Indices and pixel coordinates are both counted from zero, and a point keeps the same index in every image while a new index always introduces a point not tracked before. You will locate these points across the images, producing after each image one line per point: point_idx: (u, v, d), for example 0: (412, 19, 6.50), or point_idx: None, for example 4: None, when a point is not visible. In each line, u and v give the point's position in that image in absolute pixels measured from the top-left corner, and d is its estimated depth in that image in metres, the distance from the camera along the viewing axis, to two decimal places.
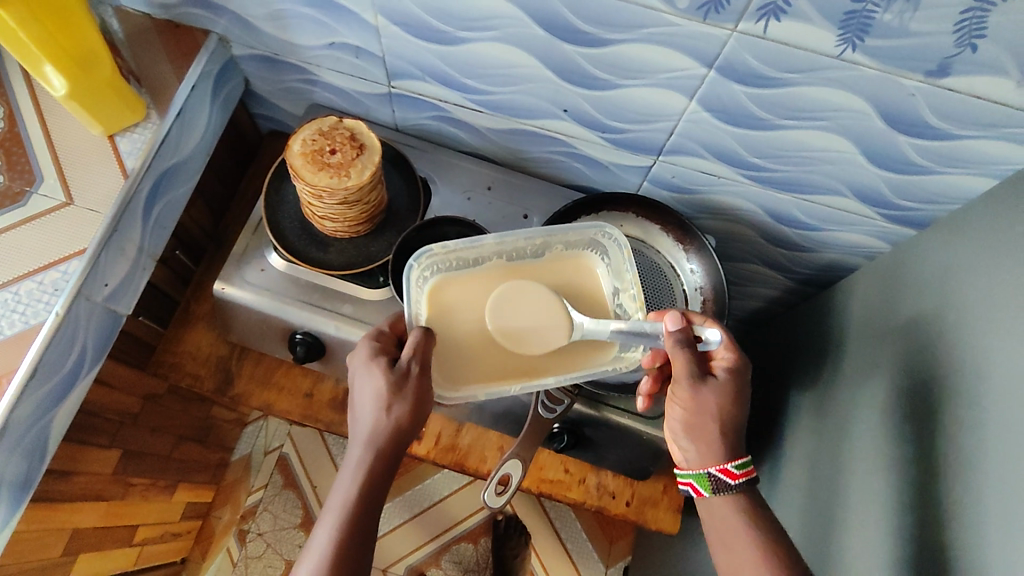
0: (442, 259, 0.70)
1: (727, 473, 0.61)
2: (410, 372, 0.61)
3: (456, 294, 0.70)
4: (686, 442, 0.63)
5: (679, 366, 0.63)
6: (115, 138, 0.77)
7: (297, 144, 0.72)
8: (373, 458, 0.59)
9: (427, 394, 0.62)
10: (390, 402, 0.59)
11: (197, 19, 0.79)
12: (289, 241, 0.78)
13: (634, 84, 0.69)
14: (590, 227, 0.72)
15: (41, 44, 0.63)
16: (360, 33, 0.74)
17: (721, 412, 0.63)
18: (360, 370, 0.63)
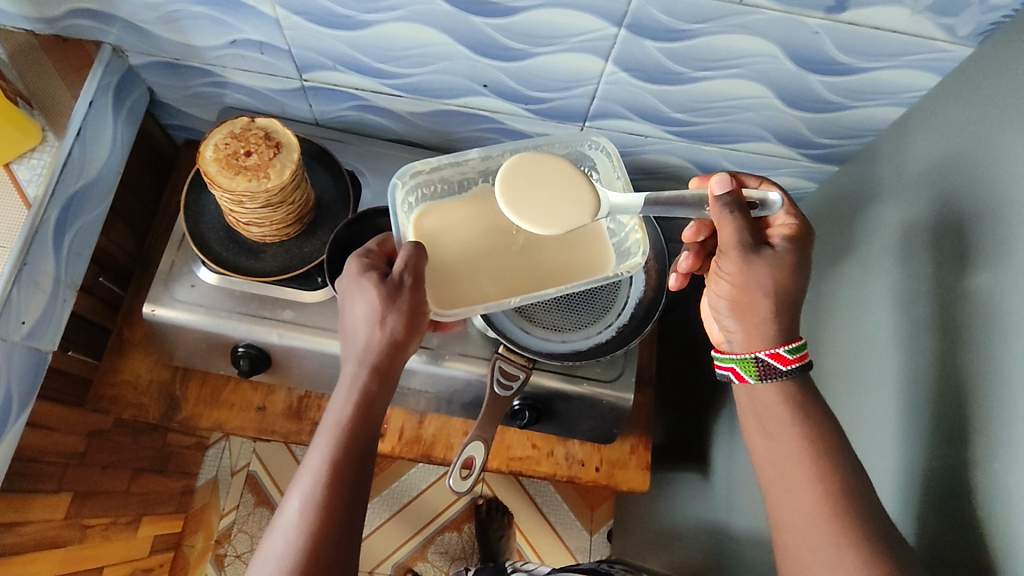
0: (425, 181, 0.71)
1: (779, 358, 0.60)
2: (402, 285, 0.59)
3: (447, 216, 0.71)
4: (732, 321, 0.63)
5: (728, 234, 0.60)
6: (12, 167, 0.71)
7: (209, 150, 0.68)
8: (367, 374, 0.58)
9: (421, 308, 0.60)
10: (384, 314, 0.58)
11: (86, 30, 0.75)
12: (216, 253, 0.75)
13: (549, 51, 0.69)
14: (576, 138, 0.72)
15: None
16: (261, 27, 0.70)
17: (777, 286, 0.60)
18: (351, 285, 0.60)
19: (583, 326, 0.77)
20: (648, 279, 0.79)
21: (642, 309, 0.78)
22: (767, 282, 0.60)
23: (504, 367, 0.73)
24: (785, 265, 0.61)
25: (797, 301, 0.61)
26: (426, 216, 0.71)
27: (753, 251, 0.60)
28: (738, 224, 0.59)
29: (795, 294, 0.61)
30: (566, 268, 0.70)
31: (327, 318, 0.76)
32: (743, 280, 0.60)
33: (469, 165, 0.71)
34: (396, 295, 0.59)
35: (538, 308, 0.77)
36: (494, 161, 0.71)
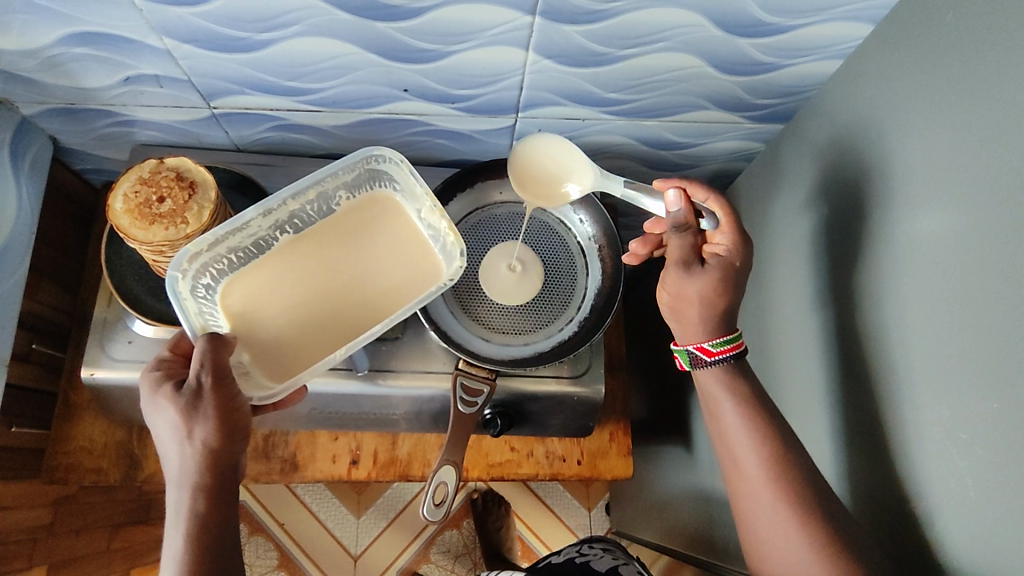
0: (211, 258, 0.66)
1: (704, 351, 0.64)
2: (202, 388, 0.54)
3: (251, 286, 0.67)
4: (672, 323, 0.67)
5: (674, 247, 0.64)
6: None
7: (118, 201, 0.64)
8: (192, 496, 0.52)
9: (237, 404, 0.55)
10: (189, 427, 0.52)
11: None
12: (148, 305, 0.71)
13: (464, 48, 0.64)
14: (357, 167, 0.69)
15: None
16: (154, 59, 0.65)
17: (705, 300, 0.63)
18: (150, 408, 0.55)
19: (544, 325, 0.76)
20: (604, 267, 0.78)
21: (600, 301, 0.76)
22: (698, 293, 0.63)
23: (467, 382, 0.70)
24: (718, 276, 0.63)
25: (730, 311, 0.64)
26: (231, 294, 0.67)
27: (684, 263, 0.64)
28: (682, 240, 0.64)
29: (729, 300, 0.64)
30: (395, 295, 0.67)
31: None
32: (680, 288, 0.64)
33: (254, 225, 0.67)
34: (198, 403, 0.53)
35: (495, 314, 0.75)
36: (280, 212, 0.68)
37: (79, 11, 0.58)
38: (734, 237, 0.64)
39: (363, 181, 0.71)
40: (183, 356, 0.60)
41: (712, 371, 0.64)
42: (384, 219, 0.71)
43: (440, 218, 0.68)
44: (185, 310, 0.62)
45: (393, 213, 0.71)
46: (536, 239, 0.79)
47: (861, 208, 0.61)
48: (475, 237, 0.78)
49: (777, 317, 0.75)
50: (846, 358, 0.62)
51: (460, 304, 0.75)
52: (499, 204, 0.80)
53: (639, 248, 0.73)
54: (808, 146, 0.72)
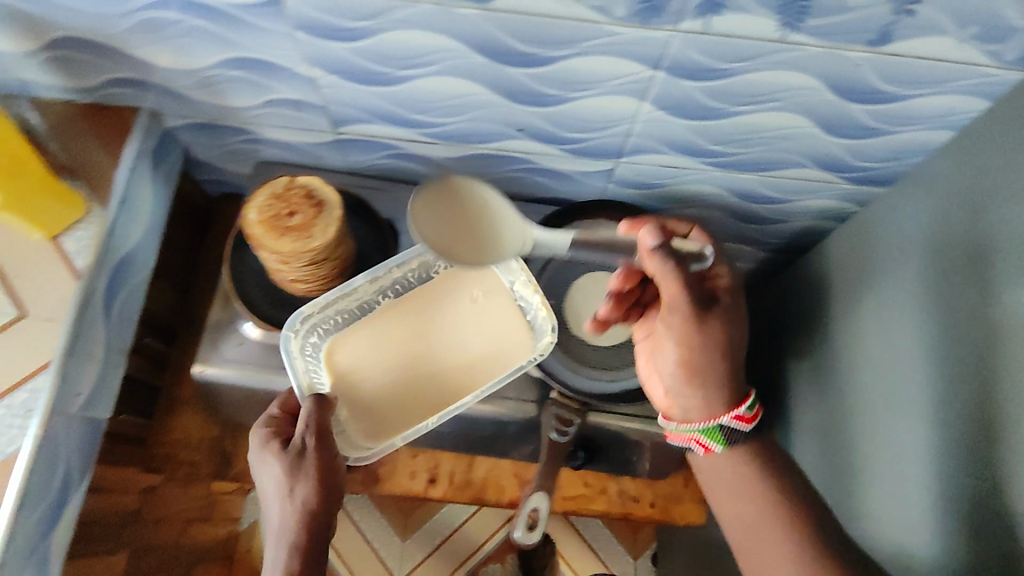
0: (322, 319, 0.75)
1: (741, 420, 0.61)
2: (307, 446, 0.61)
3: (355, 345, 0.76)
4: (688, 390, 0.62)
5: (665, 284, 0.57)
6: (60, 238, 0.71)
7: (253, 213, 0.69)
8: (293, 550, 0.57)
9: (334, 462, 0.62)
10: (293, 483, 0.59)
11: (123, 98, 0.76)
12: (262, 310, 0.76)
13: (584, 95, 0.68)
14: (379, 270, 0.76)
15: None
16: (299, 86, 0.71)
17: (728, 345, 0.60)
18: (260, 463, 0.63)
19: (632, 363, 0.77)
20: None
21: None
22: (705, 338, 0.59)
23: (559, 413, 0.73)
24: (719, 316, 0.60)
25: (744, 352, 0.62)
26: (339, 350, 0.75)
27: (696, 308, 0.58)
28: (678, 277, 0.56)
29: (732, 343, 0.60)
30: (479, 366, 0.76)
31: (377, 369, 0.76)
32: (687, 340, 0.60)
33: (360, 291, 0.76)
34: (303, 461, 0.60)
35: (584, 349, 0.77)
36: (383, 279, 0.77)
37: (244, 38, 0.64)
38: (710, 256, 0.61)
39: (452, 263, 0.78)
40: (290, 414, 0.68)
41: (739, 452, 0.62)
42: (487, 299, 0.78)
43: (534, 296, 0.75)
44: (295, 369, 0.72)
45: (495, 291, 0.78)
46: None
47: (970, 275, 0.61)
48: (567, 272, 0.81)
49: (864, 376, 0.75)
50: (947, 423, 0.62)
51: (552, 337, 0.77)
52: None
53: (609, 311, 0.66)
54: (904, 209, 0.73)
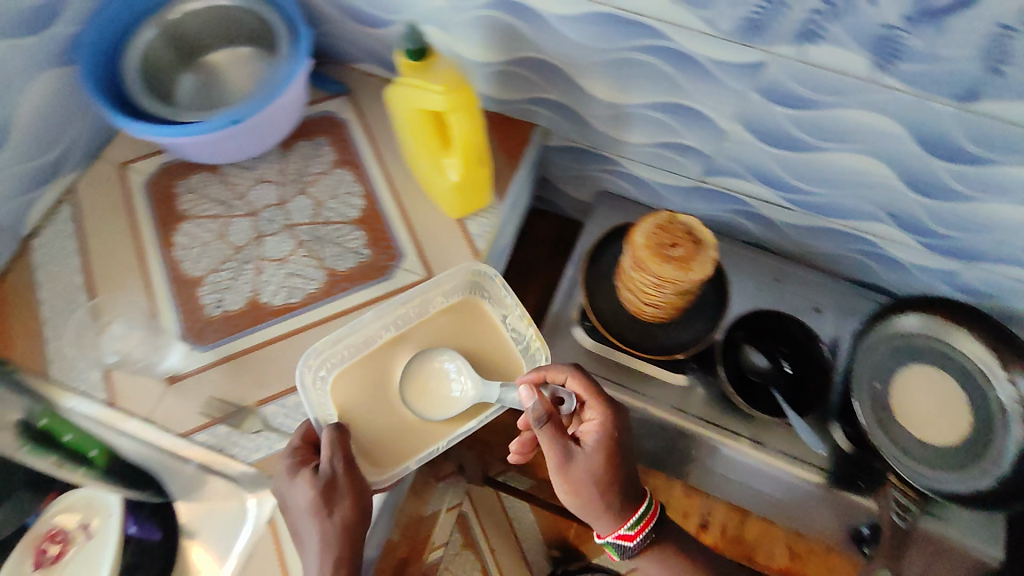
0: (329, 352, 0.72)
1: (626, 537, 0.67)
2: (337, 471, 0.64)
3: (357, 379, 0.73)
4: (590, 516, 0.67)
5: (541, 438, 0.65)
6: (465, 221, 0.81)
7: (640, 236, 0.76)
8: (335, 566, 0.60)
9: (359, 498, 0.64)
10: (329, 508, 0.61)
11: (528, 114, 0.87)
12: (605, 322, 0.83)
13: (992, 199, 0.70)
14: (461, 269, 0.76)
15: (467, 139, 0.69)
16: (704, 133, 0.77)
17: (608, 480, 0.65)
18: (285, 482, 0.64)
19: (959, 471, 0.75)
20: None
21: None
22: (589, 474, 0.65)
23: (900, 498, 0.75)
24: (586, 456, 0.65)
25: (629, 484, 0.67)
26: (339, 388, 0.72)
27: (566, 457, 0.65)
28: (551, 434, 0.65)
29: (620, 475, 0.66)
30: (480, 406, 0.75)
31: (686, 403, 0.83)
32: (567, 477, 0.65)
33: (368, 324, 0.74)
34: (336, 491, 0.63)
35: (913, 443, 0.76)
36: (387, 313, 0.74)
37: (693, 89, 0.71)
38: (602, 410, 0.67)
39: (463, 287, 0.77)
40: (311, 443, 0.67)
41: (638, 558, 0.70)
42: (476, 323, 0.77)
43: (529, 325, 0.76)
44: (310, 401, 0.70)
45: (479, 316, 0.78)
46: (953, 384, 0.78)
47: None
48: (899, 362, 0.79)
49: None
50: None
51: (882, 425, 0.77)
52: (947, 343, 0.78)
53: (519, 447, 0.75)
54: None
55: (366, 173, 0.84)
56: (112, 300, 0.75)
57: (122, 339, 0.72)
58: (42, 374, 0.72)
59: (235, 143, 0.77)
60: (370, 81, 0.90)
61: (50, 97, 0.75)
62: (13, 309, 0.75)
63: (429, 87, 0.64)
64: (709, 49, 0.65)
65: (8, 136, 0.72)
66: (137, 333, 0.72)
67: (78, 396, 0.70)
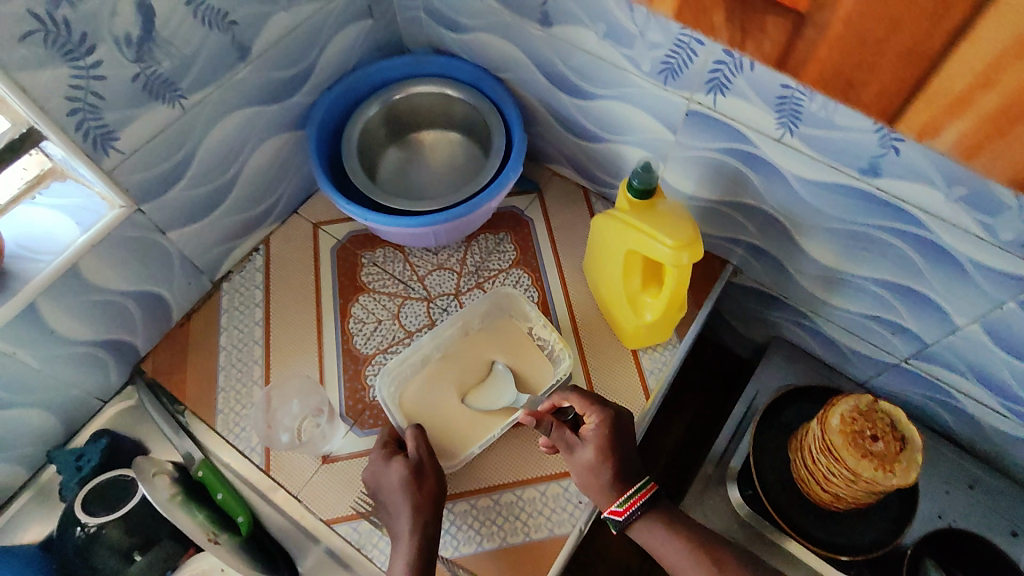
0: (397, 370, 0.72)
1: (616, 512, 0.61)
2: (425, 453, 0.65)
3: (420, 387, 0.72)
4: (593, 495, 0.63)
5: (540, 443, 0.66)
6: (639, 353, 0.77)
7: (835, 418, 0.69)
8: (427, 532, 0.61)
9: (442, 481, 0.65)
10: (418, 484, 0.62)
11: (723, 250, 0.83)
12: (770, 491, 0.76)
13: None
14: (487, 300, 0.75)
15: (676, 289, 0.65)
16: (928, 320, 0.70)
17: (603, 461, 0.62)
18: (377, 463, 0.66)
19: None
20: None
21: None
22: (583, 461, 0.63)
23: None
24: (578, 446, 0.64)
25: (623, 461, 0.62)
26: (408, 393, 0.72)
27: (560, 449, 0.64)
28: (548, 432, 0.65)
29: (614, 454, 0.62)
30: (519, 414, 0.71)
31: None
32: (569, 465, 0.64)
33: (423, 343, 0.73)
34: (427, 473, 0.64)
35: None
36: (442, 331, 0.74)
37: (935, 278, 0.65)
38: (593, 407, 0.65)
39: (490, 309, 0.76)
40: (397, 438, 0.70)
41: (641, 529, 0.62)
42: (508, 339, 0.75)
43: (552, 332, 0.73)
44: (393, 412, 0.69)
45: (509, 331, 0.76)
46: None
47: None
48: None
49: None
50: None
51: None
52: None
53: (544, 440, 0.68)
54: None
55: (545, 279, 0.82)
56: (285, 363, 0.76)
57: (293, 417, 0.72)
58: (208, 424, 0.73)
59: (435, 234, 0.78)
60: (560, 183, 0.90)
61: (277, 158, 0.79)
62: (195, 350, 0.77)
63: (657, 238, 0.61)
64: (974, 250, 0.59)
65: (231, 189, 0.75)
66: (307, 412, 0.72)
67: (237, 455, 0.71)
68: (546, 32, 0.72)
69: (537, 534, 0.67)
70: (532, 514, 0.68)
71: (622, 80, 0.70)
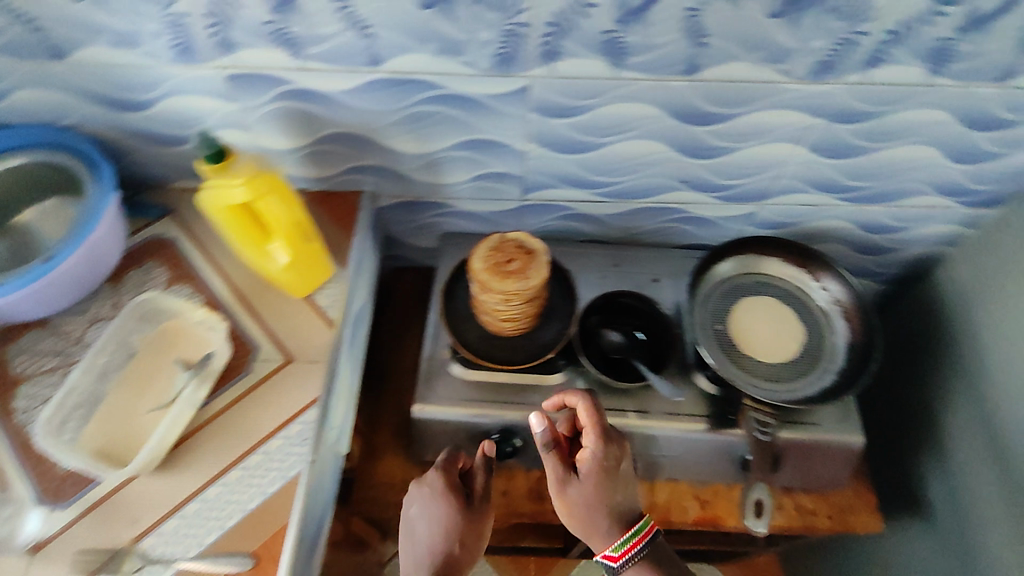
0: (64, 419, 0.72)
1: (610, 557, 0.75)
2: (478, 500, 0.77)
3: (99, 426, 0.73)
4: (582, 532, 0.75)
5: (549, 467, 0.75)
6: (312, 296, 0.82)
7: (478, 261, 0.82)
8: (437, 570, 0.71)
9: (473, 530, 0.75)
10: (461, 529, 0.73)
11: (350, 183, 0.91)
12: (473, 348, 0.87)
13: (747, 146, 0.82)
14: (127, 315, 0.78)
15: (281, 219, 0.72)
16: (506, 159, 0.85)
17: (607, 502, 0.73)
18: (419, 500, 0.75)
19: (802, 375, 0.86)
20: (850, 325, 0.87)
21: (856, 353, 0.86)
22: (581, 498, 0.73)
23: (756, 415, 0.83)
24: (579, 483, 0.74)
25: (620, 506, 0.74)
26: (88, 437, 0.72)
27: (563, 478, 0.74)
28: (554, 458, 0.75)
29: (614, 504, 0.74)
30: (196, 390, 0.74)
31: (570, 397, 0.86)
32: (564, 500, 0.74)
33: (79, 382, 0.74)
34: (476, 515, 0.75)
35: (758, 363, 0.86)
36: (98, 363, 0.75)
37: (480, 123, 0.79)
38: (599, 438, 0.74)
39: (145, 321, 0.79)
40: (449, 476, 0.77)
41: (637, 568, 0.74)
42: (175, 338, 0.78)
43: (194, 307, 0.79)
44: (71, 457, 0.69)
45: (172, 331, 0.79)
46: (781, 304, 0.90)
47: None
48: (732, 300, 0.91)
49: (1011, 380, 0.81)
50: None
51: (728, 355, 0.87)
52: (750, 274, 0.92)
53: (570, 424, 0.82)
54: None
55: (203, 279, 0.84)
56: None
57: None
58: None
59: (56, 293, 0.76)
60: (186, 196, 0.92)
61: None
62: None
63: (227, 185, 0.68)
64: (480, 87, 0.74)
65: None
66: None
67: None
68: (61, 62, 0.74)
69: (273, 487, 0.70)
70: (261, 473, 0.71)
71: (159, 77, 0.75)
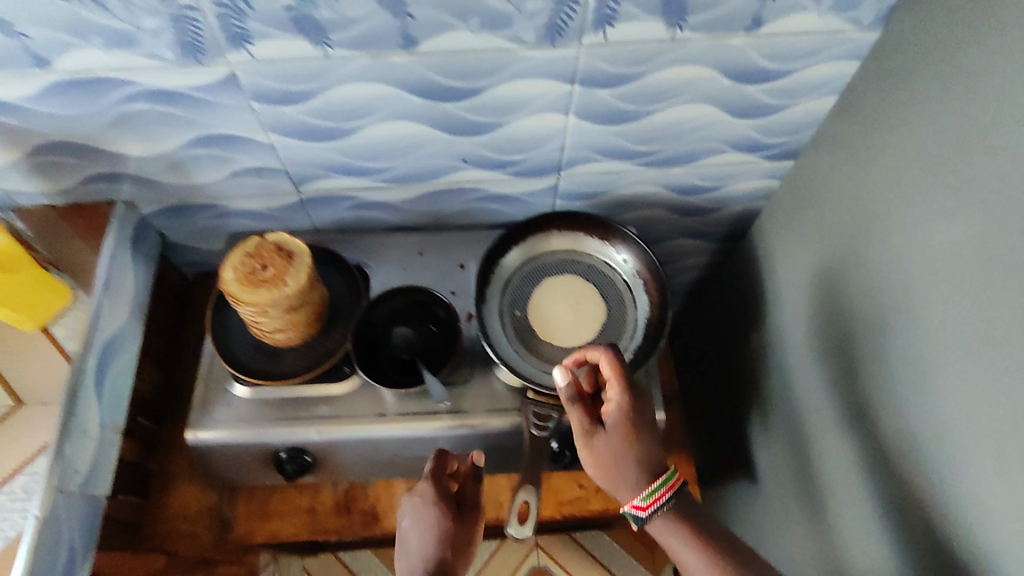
0: None
1: (638, 507, 0.65)
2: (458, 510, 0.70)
3: None
4: (621, 483, 0.66)
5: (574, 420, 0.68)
6: (50, 328, 0.77)
7: (228, 272, 0.72)
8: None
9: (459, 541, 0.68)
10: (444, 535, 0.67)
11: (99, 193, 0.81)
12: (248, 365, 0.80)
13: (513, 118, 0.75)
14: None
15: None
16: (257, 154, 0.76)
17: (631, 453, 0.66)
18: (416, 505, 0.70)
19: None
20: (651, 298, 0.83)
21: (652, 327, 0.82)
22: (621, 446, 0.66)
23: (536, 410, 0.77)
24: (618, 430, 0.66)
25: (646, 456, 0.66)
26: None
27: (586, 430, 0.67)
28: (580, 412, 0.67)
29: (643, 453, 0.66)
30: None
31: (361, 404, 0.80)
32: (616, 446, 0.66)
33: None
34: (468, 525, 0.70)
35: (556, 349, 0.81)
36: None
37: (205, 118, 0.70)
38: (624, 389, 0.67)
39: None
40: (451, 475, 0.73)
41: (660, 523, 0.65)
42: None
43: None
44: None
45: None
46: (584, 282, 0.85)
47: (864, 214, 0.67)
48: (533, 283, 0.86)
49: (805, 340, 0.78)
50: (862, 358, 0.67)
51: (523, 342, 0.81)
52: (550, 253, 0.87)
53: (586, 382, 0.72)
54: (835, 172, 0.73)
55: None
56: None
57: None
58: None
59: None
60: None
61: None
62: None
63: None
64: (182, 80, 0.65)
65: None
66: None
67: None
68: None
69: None
70: None
71: None
